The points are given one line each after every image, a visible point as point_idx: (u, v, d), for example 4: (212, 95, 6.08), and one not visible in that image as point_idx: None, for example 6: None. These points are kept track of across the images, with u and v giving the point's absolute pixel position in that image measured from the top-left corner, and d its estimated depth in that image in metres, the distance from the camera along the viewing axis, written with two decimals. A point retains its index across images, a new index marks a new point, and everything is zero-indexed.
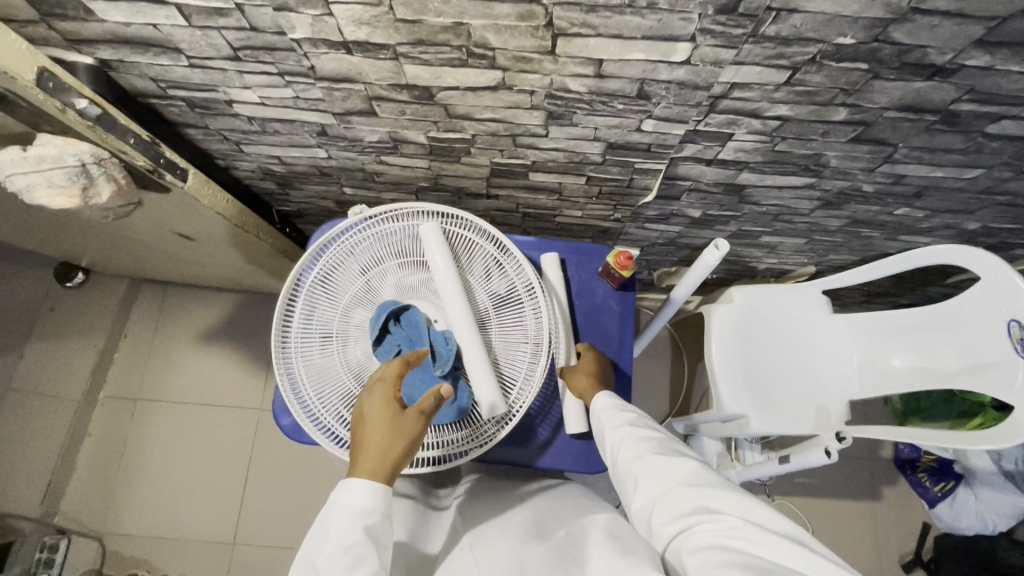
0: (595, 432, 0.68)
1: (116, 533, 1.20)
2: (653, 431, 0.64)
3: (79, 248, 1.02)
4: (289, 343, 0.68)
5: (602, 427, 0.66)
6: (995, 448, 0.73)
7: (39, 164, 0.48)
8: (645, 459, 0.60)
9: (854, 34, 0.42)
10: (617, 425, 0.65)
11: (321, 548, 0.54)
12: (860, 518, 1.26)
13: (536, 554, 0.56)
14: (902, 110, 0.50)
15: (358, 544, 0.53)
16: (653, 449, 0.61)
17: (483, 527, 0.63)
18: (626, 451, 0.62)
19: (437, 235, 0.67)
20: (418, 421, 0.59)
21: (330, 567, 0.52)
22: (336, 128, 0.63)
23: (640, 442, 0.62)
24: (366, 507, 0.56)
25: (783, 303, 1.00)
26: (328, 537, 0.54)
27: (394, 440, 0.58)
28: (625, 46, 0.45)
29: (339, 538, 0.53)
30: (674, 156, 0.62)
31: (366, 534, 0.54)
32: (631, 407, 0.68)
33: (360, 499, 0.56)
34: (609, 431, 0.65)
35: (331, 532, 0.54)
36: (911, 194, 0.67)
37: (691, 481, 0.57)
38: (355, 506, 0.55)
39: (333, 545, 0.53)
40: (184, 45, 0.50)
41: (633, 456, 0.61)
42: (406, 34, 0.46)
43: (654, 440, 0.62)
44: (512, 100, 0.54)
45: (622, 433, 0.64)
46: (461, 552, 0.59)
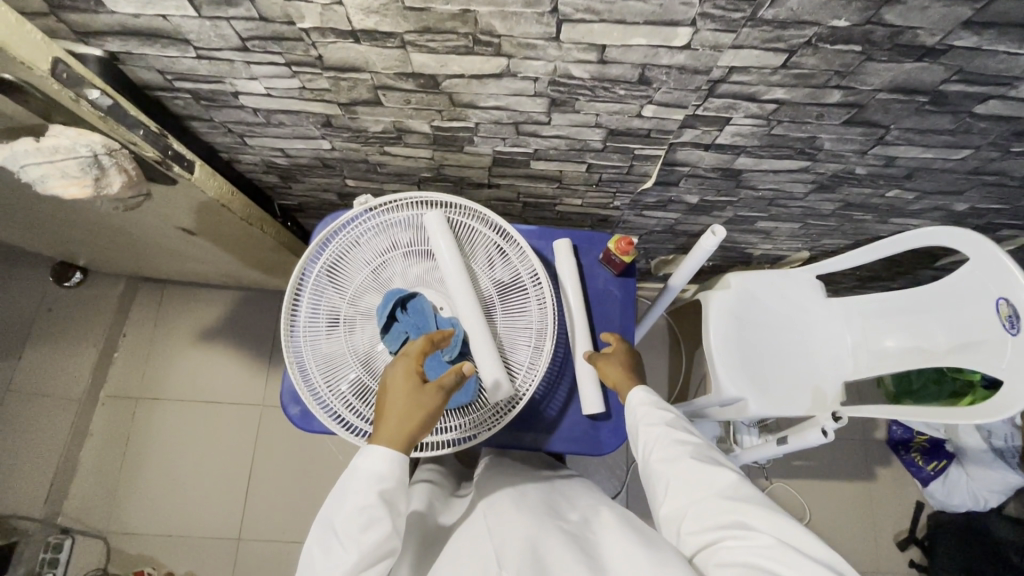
0: (626, 424, 0.70)
1: (121, 531, 1.20)
2: (689, 435, 0.65)
3: (79, 247, 1.02)
4: (297, 332, 0.68)
5: (636, 422, 0.68)
6: (985, 420, 0.76)
7: (52, 154, 0.49)
8: (679, 465, 0.61)
9: (848, 17, 0.43)
10: (653, 423, 0.66)
11: (338, 507, 0.57)
12: (855, 498, 1.29)
13: (549, 529, 0.57)
14: (893, 92, 0.52)
15: (373, 506, 0.56)
16: (686, 455, 0.62)
17: (496, 501, 0.64)
18: (658, 453, 0.63)
19: (441, 223, 0.69)
20: (437, 397, 0.61)
21: (345, 527, 0.55)
22: (341, 119, 0.64)
23: (674, 446, 0.63)
24: (382, 472, 0.58)
25: (778, 288, 1.02)
26: (346, 499, 0.57)
27: (413, 413, 0.59)
28: (627, 31, 0.46)
29: (355, 500, 0.56)
30: (673, 141, 0.64)
31: (381, 499, 0.57)
32: (668, 407, 0.69)
33: (378, 465, 0.58)
34: (644, 428, 0.66)
35: (349, 493, 0.57)
36: (903, 175, 0.69)
37: (724, 492, 0.58)
38: (372, 470, 0.58)
39: (350, 506, 0.56)
40: (193, 36, 0.51)
41: (668, 458, 0.62)
42: (413, 22, 0.47)
43: (691, 446, 0.63)
44: (516, 88, 0.55)
45: (656, 434, 0.65)
46: (476, 533, 0.61)
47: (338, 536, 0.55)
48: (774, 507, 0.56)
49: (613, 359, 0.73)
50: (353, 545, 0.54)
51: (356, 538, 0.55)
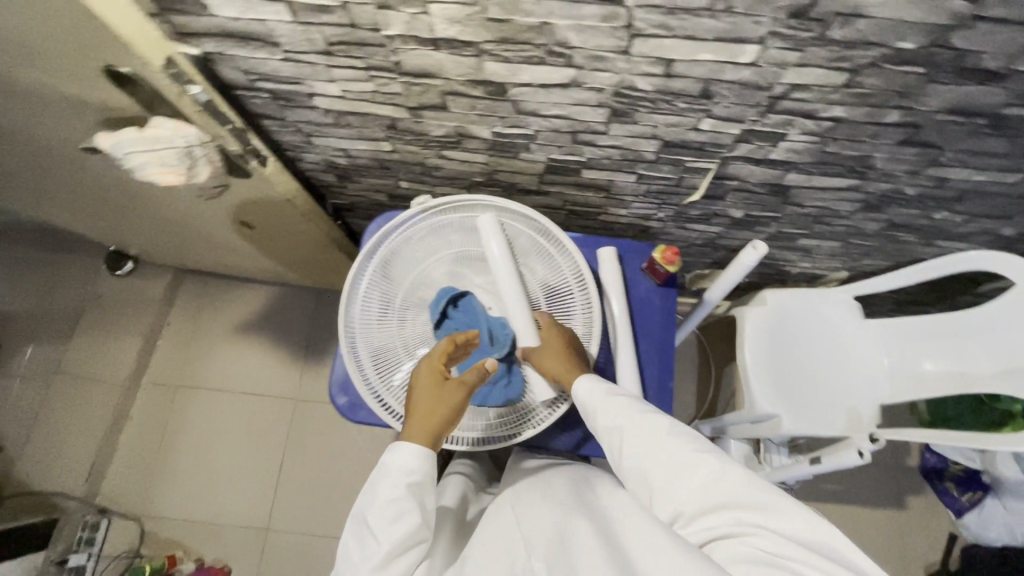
0: (583, 418, 0.66)
1: (153, 515, 1.23)
2: (649, 418, 0.61)
3: (135, 236, 1.07)
4: (352, 320, 0.72)
5: (596, 417, 0.64)
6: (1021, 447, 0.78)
7: (153, 144, 0.52)
8: (649, 457, 0.59)
9: (915, 39, 0.45)
10: (616, 418, 0.62)
11: (369, 500, 0.59)
12: (886, 525, 1.27)
13: (575, 513, 0.57)
14: (952, 113, 0.53)
15: (402, 498, 0.58)
16: (652, 445, 0.59)
17: (524, 495, 0.66)
18: (629, 452, 0.60)
19: (496, 224, 0.71)
20: (460, 393, 0.63)
21: (377, 519, 0.57)
22: (406, 122, 0.67)
23: (640, 436, 0.60)
24: (410, 467, 0.59)
25: (815, 308, 1.02)
26: (376, 491, 0.59)
27: (439, 408, 0.61)
28: (697, 46, 0.48)
29: (384, 494, 0.58)
30: (726, 155, 0.66)
31: (410, 493, 0.59)
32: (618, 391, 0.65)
33: (406, 460, 0.59)
34: (609, 424, 0.62)
35: (379, 486, 0.59)
36: (952, 197, 0.70)
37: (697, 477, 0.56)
38: (400, 464, 0.59)
39: (381, 499, 0.58)
40: (284, 39, 0.54)
41: (641, 455, 0.59)
42: (492, 32, 0.50)
43: (660, 433, 0.60)
44: (580, 98, 0.58)
45: (620, 430, 0.61)
46: (505, 522, 0.62)
47: (370, 529, 0.57)
48: (750, 485, 0.53)
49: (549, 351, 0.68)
50: (384, 538, 0.56)
51: (387, 529, 0.56)
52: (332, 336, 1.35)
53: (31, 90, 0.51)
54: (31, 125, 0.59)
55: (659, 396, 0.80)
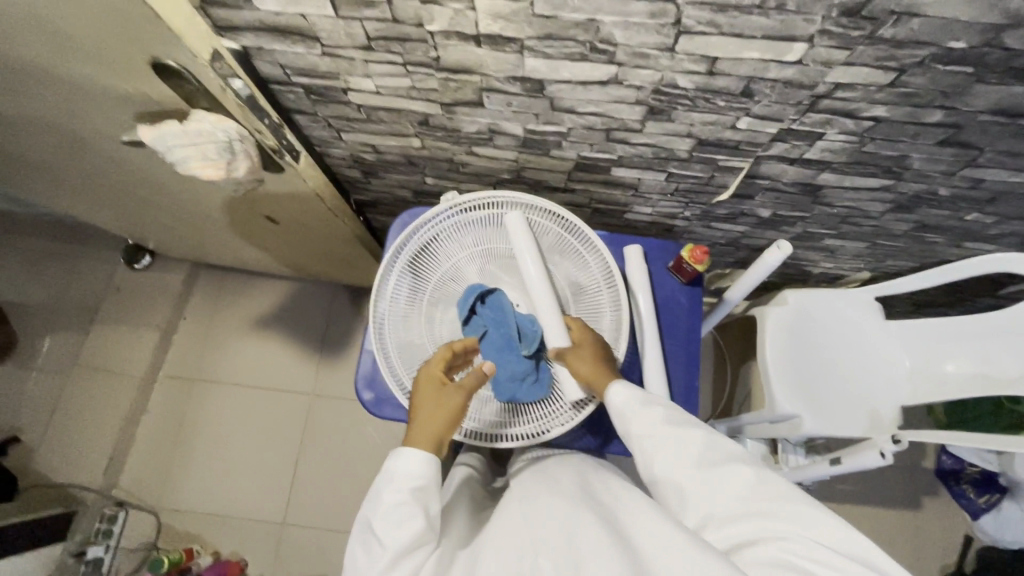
0: (615, 424, 0.66)
1: (170, 508, 1.24)
2: (683, 426, 0.61)
3: (156, 230, 1.07)
4: (380, 314, 0.72)
5: (630, 422, 0.63)
6: None
7: (195, 138, 0.53)
8: (683, 464, 0.58)
9: (967, 39, 0.45)
10: (651, 424, 0.62)
11: (373, 508, 0.58)
12: (901, 527, 1.27)
13: (580, 513, 0.55)
14: (996, 113, 0.53)
15: (405, 503, 0.57)
16: (686, 453, 0.59)
17: (532, 490, 0.63)
18: (664, 456, 0.60)
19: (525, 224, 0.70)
20: (458, 396, 0.64)
21: (383, 526, 0.56)
22: (439, 118, 0.67)
23: (673, 444, 0.60)
24: (414, 472, 0.59)
25: (837, 308, 1.01)
26: (380, 498, 0.58)
27: (440, 412, 0.62)
28: (744, 44, 0.48)
29: (387, 499, 0.57)
30: (761, 154, 0.65)
31: (414, 498, 0.57)
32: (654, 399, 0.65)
33: (411, 465, 0.59)
34: (643, 429, 0.62)
35: (382, 492, 0.58)
36: (986, 199, 0.69)
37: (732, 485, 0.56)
38: (404, 470, 0.59)
39: (387, 505, 0.57)
40: (324, 34, 0.54)
41: (676, 461, 0.59)
42: (537, 28, 0.49)
43: (696, 441, 0.59)
44: (618, 95, 0.57)
45: (653, 437, 0.61)
46: (514, 515, 0.59)
47: (377, 537, 0.56)
48: (788, 497, 0.53)
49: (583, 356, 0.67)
50: (389, 543, 0.54)
51: (391, 535, 0.55)
52: (348, 332, 1.35)
53: (74, 83, 0.51)
54: (68, 117, 0.59)
55: (684, 396, 0.80)
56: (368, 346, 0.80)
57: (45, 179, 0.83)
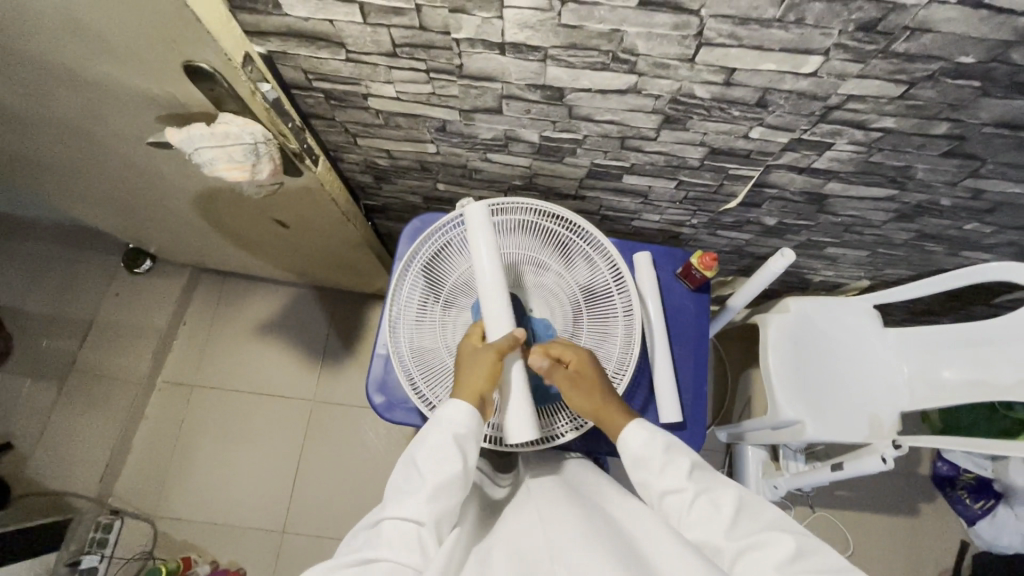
0: (636, 476, 0.63)
1: (167, 516, 1.22)
2: (714, 486, 0.59)
3: (160, 234, 1.06)
4: (395, 317, 0.72)
5: (651, 476, 0.62)
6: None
7: (223, 140, 0.53)
8: (713, 524, 0.56)
9: (975, 54, 0.47)
10: (678, 480, 0.60)
11: (417, 444, 0.61)
12: (899, 533, 1.28)
13: (597, 517, 0.56)
14: (1000, 126, 0.55)
15: (447, 447, 0.60)
16: (719, 514, 0.57)
17: (550, 490, 0.65)
18: (691, 511, 0.58)
19: (484, 216, 0.67)
20: (490, 352, 0.63)
21: (425, 460, 0.59)
22: (457, 124, 0.68)
23: (704, 502, 0.58)
24: (459, 420, 0.61)
25: (837, 316, 1.03)
26: (423, 439, 0.61)
27: (477, 371, 0.63)
28: (762, 56, 0.50)
29: (431, 440, 0.60)
30: (770, 163, 0.67)
31: (455, 442, 0.60)
32: (683, 452, 0.63)
33: (455, 414, 0.61)
34: (667, 484, 0.60)
35: (427, 433, 0.61)
36: (986, 209, 0.72)
37: (770, 554, 0.53)
38: (447, 418, 0.61)
39: (430, 445, 0.60)
40: (350, 40, 0.55)
41: (704, 517, 0.57)
42: (562, 38, 0.51)
43: (725, 498, 0.58)
44: (636, 104, 0.59)
45: (681, 492, 0.59)
46: (527, 519, 0.60)
47: (418, 467, 0.59)
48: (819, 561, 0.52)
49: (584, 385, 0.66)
50: (430, 476, 0.58)
51: (433, 471, 0.58)
52: (350, 338, 1.35)
53: (102, 84, 0.52)
54: (90, 119, 0.59)
55: (693, 402, 0.81)
56: (380, 350, 0.80)
57: (55, 182, 0.83)
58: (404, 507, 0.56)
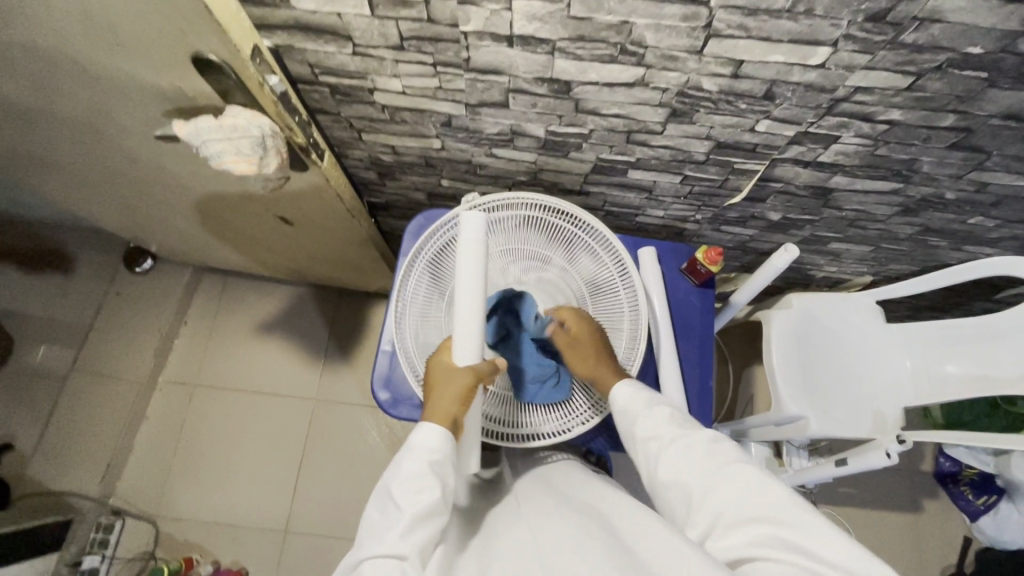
0: (621, 426, 0.64)
1: (168, 516, 1.21)
2: (687, 431, 0.60)
3: (163, 233, 1.06)
4: (399, 312, 0.72)
5: (629, 424, 0.63)
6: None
7: (230, 133, 0.53)
8: (683, 465, 0.57)
9: (984, 44, 0.47)
10: (653, 428, 0.61)
11: (391, 474, 0.56)
12: (902, 529, 1.28)
13: (590, 522, 0.53)
14: (1006, 118, 0.55)
15: (423, 474, 0.55)
16: (689, 457, 0.57)
17: (541, 500, 0.62)
18: (662, 459, 0.58)
19: (480, 228, 0.60)
20: (467, 376, 0.58)
21: (401, 490, 0.54)
22: (463, 119, 0.68)
23: (679, 445, 0.58)
24: (433, 445, 0.56)
25: (840, 311, 1.03)
26: (396, 468, 0.56)
27: (448, 396, 0.58)
28: (770, 48, 0.50)
29: (405, 467, 0.55)
30: (776, 157, 0.67)
31: (432, 469, 0.55)
32: (658, 401, 0.63)
33: (428, 440, 0.56)
34: (642, 434, 0.61)
35: (400, 461, 0.56)
36: (990, 202, 0.72)
37: (736, 489, 0.53)
38: (421, 444, 0.56)
39: (404, 472, 0.55)
40: (357, 33, 0.55)
41: (672, 464, 0.58)
42: (571, 30, 0.51)
43: (693, 441, 0.58)
44: (643, 97, 0.59)
45: (656, 436, 0.60)
46: (518, 527, 0.57)
47: (394, 500, 0.54)
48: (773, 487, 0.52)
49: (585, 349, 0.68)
50: (407, 505, 0.53)
51: (410, 498, 0.53)
52: (353, 337, 1.34)
53: (108, 77, 0.51)
54: (96, 114, 0.59)
55: (698, 399, 0.80)
56: (385, 346, 0.80)
57: (59, 179, 0.83)
58: (385, 543, 0.51)
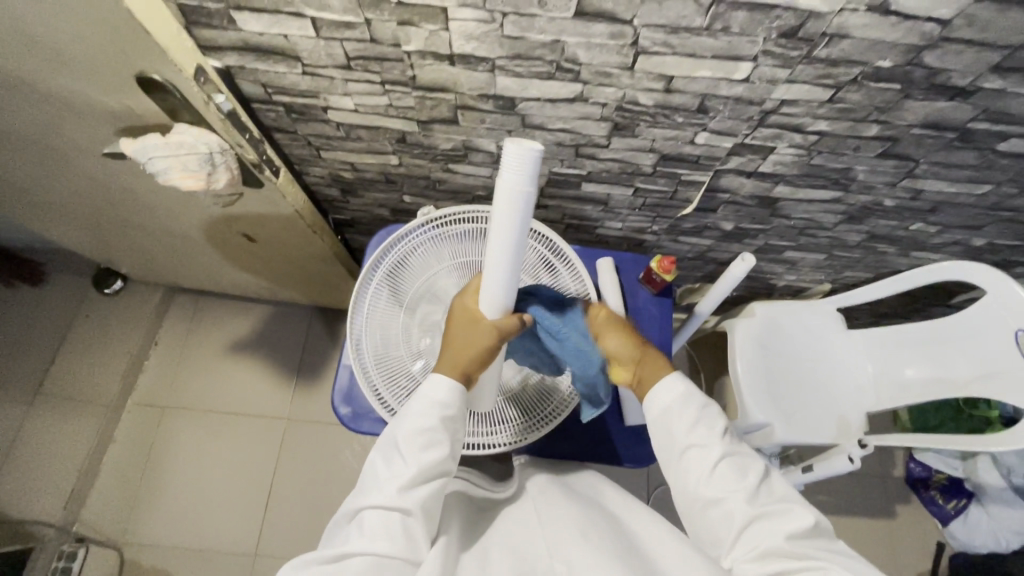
0: (654, 424, 0.59)
1: (135, 542, 1.18)
2: (738, 453, 0.57)
3: (129, 253, 1.06)
4: (358, 323, 0.73)
5: (672, 427, 0.58)
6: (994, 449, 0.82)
7: (177, 149, 0.56)
8: (734, 488, 0.55)
9: (892, 58, 0.50)
10: (705, 442, 0.57)
11: (400, 423, 0.56)
12: (876, 536, 1.29)
13: (599, 525, 0.56)
14: (926, 127, 0.58)
15: (432, 429, 0.55)
16: (739, 482, 0.55)
17: (549, 491, 0.63)
18: (709, 477, 0.56)
19: (535, 174, 0.38)
20: (490, 335, 0.53)
21: (408, 442, 0.54)
22: (416, 135, 0.70)
23: (729, 467, 0.56)
24: (444, 400, 0.56)
25: (801, 319, 1.06)
26: (407, 416, 0.56)
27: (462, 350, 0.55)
28: (696, 63, 0.52)
29: (416, 419, 0.55)
30: (719, 168, 0.70)
31: (441, 424, 0.56)
32: (711, 410, 0.59)
33: (438, 392, 0.56)
34: (689, 442, 0.57)
35: (411, 411, 0.56)
36: (927, 209, 0.75)
37: (787, 524, 0.53)
38: (432, 397, 0.56)
39: (414, 423, 0.55)
40: (305, 54, 0.57)
41: (720, 484, 0.55)
42: (507, 49, 0.53)
43: (742, 464, 0.56)
44: (584, 112, 0.61)
45: (706, 450, 0.57)
46: (526, 519, 0.59)
47: (400, 451, 0.54)
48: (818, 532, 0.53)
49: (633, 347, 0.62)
50: (413, 461, 0.54)
51: (417, 453, 0.54)
52: (326, 354, 1.34)
53: (57, 97, 0.52)
54: (49, 134, 0.60)
55: None
56: (346, 360, 0.80)
57: (18, 200, 0.83)
58: (386, 495, 0.52)
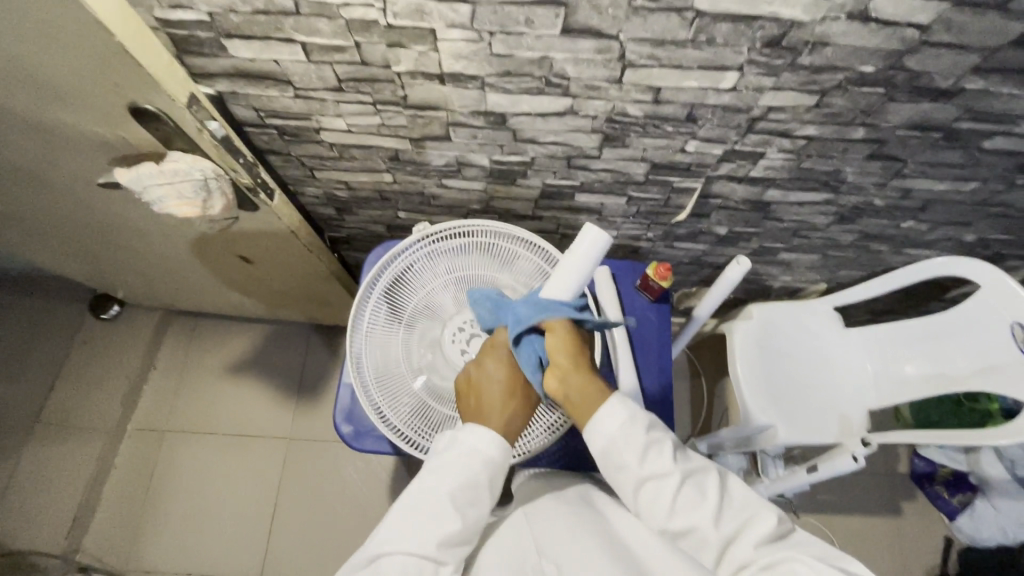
0: (609, 462, 0.57)
1: (137, 569, 1.17)
2: (695, 471, 0.56)
3: (126, 279, 1.06)
4: (358, 342, 0.72)
5: (627, 461, 0.56)
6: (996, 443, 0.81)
7: (171, 177, 0.56)
8: (699, 510, 0.54)
9: (874, 63, 0.50)
10: (664, 470, 0.55)
11: (446, 470, 0.56)
12: (883, 534, 1.28)
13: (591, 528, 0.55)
14: (911, 128, 0.59)
15: (480, 485, 0.56)
16: (702, 502, 0.54)
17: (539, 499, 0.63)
18: (671, 505, 0.54)
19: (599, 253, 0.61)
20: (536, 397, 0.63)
21: (458, 496, 0.55)
22: (409, 153, 0.70)
23: (689, 488, 0.55)
24: (492, 457, 0.57)
25: (799, 320, 1.06)
26: (455, 466, 0.56)
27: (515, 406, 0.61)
28: (682, 74, 0.53)
29: (468, 472, 0.56)
30: (710, 174, 0.70)
31: (488, 481, 0.57)
32: (661, 433, 0.58)
33: (489, 447, 0.57)
34: (647, 472, 0.56)
35: (461, 462, 0.56)
36: (917, 207, 0.76)
37: (754, 532, 0.52)
38: (482, 450, 0.57)
39: (465, 476, 0.56)
40: (297, 78, 0.57)
41: (685, 508, 0.54)
42: (496, 66, 0.54)
43: (702, 482, 0.55)
44: (575, 125, 0.62)
45: (666, 477, 0.55)
46: (519, 531, 0.59)
47: (447, 501, 0.54)
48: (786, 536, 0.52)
49: (570, 373, 0.58)
50: (461, 515, 0.54)
51: (463, 508, 0.54)
52: (325, 372, 1.34)
53: (50, 129, 0.53)
54: (44, 166, 0.61)
55: (661, 414, 0.81)
56: (347, 379, 0.80)
57: (15, 232, 0.83)
58: (425, 544, 0.52)
